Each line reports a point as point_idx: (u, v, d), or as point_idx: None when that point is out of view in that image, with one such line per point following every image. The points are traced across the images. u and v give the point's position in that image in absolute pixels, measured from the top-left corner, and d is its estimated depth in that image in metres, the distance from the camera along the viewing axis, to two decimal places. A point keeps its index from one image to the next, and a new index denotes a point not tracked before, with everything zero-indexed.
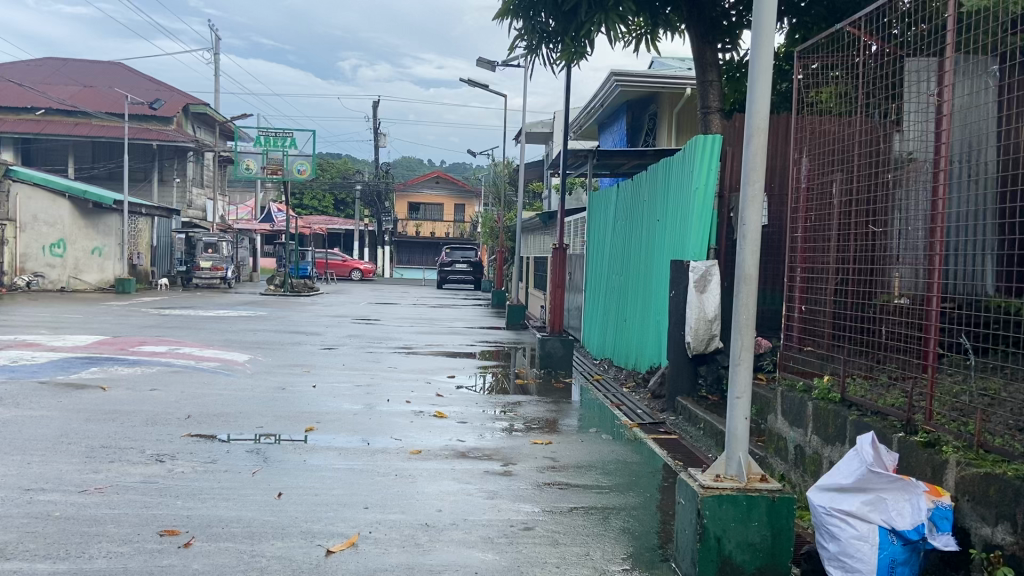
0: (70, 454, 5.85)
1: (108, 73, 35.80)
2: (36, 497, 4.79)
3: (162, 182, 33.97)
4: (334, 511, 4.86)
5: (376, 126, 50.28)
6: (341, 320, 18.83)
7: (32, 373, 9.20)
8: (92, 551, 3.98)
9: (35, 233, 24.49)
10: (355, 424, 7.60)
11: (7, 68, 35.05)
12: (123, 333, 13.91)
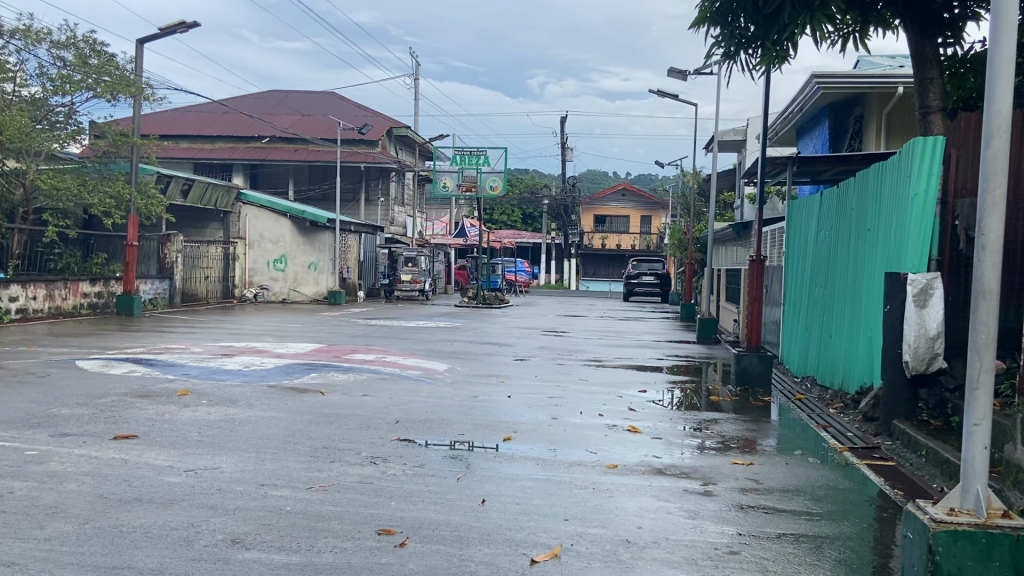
0: (298, 453, 6.41)
1: (321, 102, 39.01)
2: (270, 492, 5.29)
3: (368, 201, 36.47)
4: (535, 521, 4.95)
5: (564, 141, 50.98)
6: (532, 332, 19.24)
7: (262, 377, 10.16)
8: (320, 545, 4.31)
9: (261, 250, 27.17)
10: (551, 435, 7.71)
11: (239, 101, 39.16)
12: (336, 341, 15.04)
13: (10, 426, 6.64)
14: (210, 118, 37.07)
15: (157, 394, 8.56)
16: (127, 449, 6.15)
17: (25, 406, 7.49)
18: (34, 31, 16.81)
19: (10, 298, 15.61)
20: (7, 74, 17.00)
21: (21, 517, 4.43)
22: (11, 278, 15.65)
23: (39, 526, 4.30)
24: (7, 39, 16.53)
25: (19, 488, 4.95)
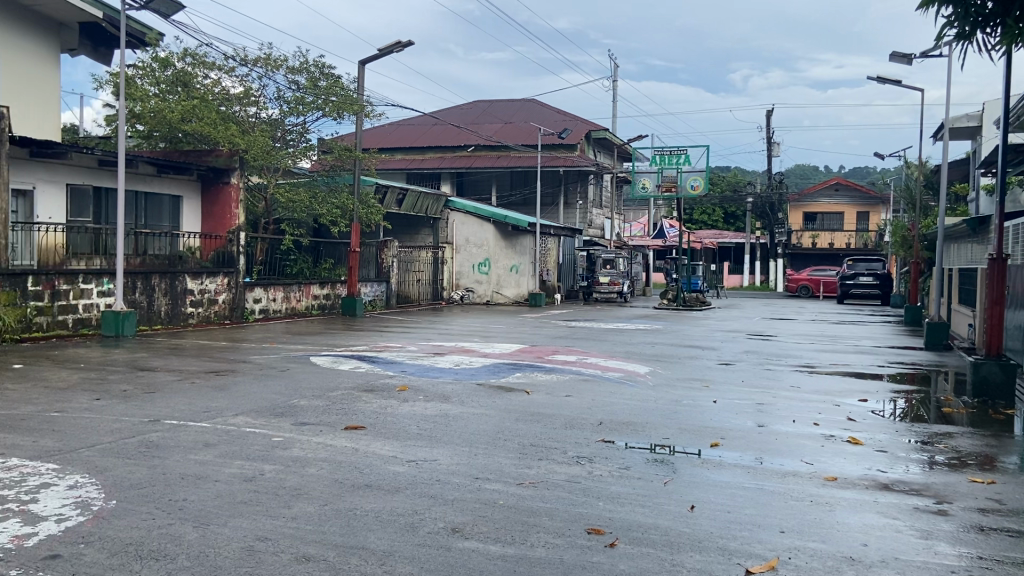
0: (507, 449, 6.66)
1: (523, 109, 40.09)
2: (484, 485, 5.54)
3: (567, 205, 37.01)
4: (748, 530, 4.80)
5: (771, 136, 48.71)
6: (736, 336, 18.59)
7: (471, 375, 10.66)
8: (534, 540, 4.46)
9: (467, 254, 28.27)
10: (761, 442, 7.43)
11: (447, 112, 41.25)
12: (539, 343, 15.42)
13: (259, 414, 7.45)
14: (421, 130, 39.35)
15: (379, 390, 9.24)
16: (357, 439, 6.71)
17: (270, 397, 8.37)
18: (272, 59, 18.72)
19: (254, 299, 17.48)
20: (251, 99, 19.03)
21: (272, 496, 4.97)
22: (255, 282, 17.53)
23: (286, 505, 4.80)
24: (251, 67, 18.53)
25: (268, 470, 5.55)
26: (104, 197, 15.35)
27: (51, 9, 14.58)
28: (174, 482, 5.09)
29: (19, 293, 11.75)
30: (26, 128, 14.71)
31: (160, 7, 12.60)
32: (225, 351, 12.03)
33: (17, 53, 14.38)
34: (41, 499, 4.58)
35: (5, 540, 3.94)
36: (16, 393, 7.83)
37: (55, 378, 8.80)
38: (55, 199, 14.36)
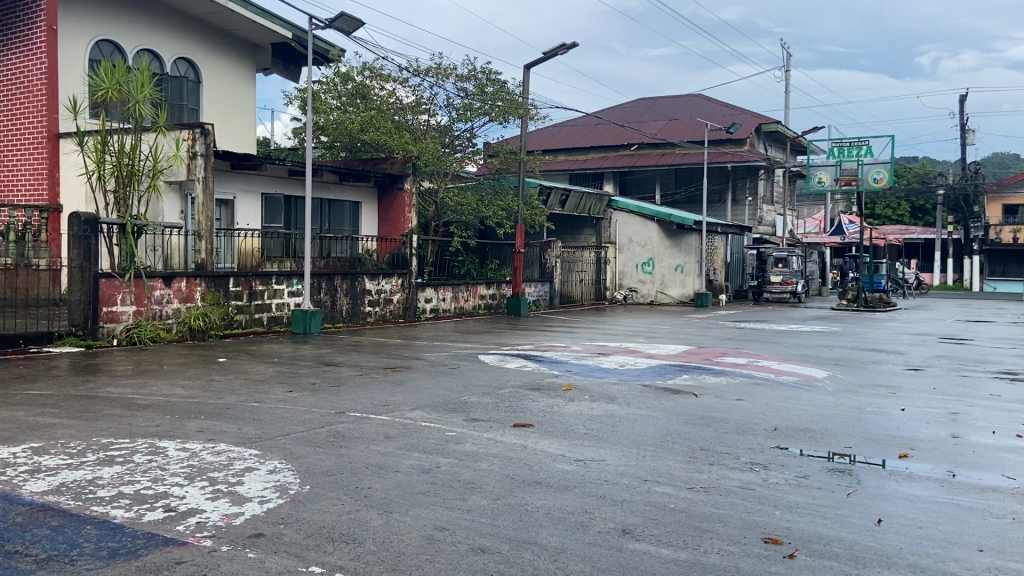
0: (677, 452, 6.55)
1: (689, 105, 39.20)
2: (654, 488, 5.49)
3: (735, 202, 35.81)
4: (942, 548, 4.45)
5: (964, 122, 44.63)
6: (926, 339, 17.20)
7: (638, 376, 10.58)
8: (706, 546, 4.37)
9: (630, 254, 28.06)
10: (955, 454, 6.85)
11: (610, 111, 41.09)
12: (707, 344, 15.00)
13: (434, 409, 7.78)
14: (584, 131, 39.48)
15: (546, 388, 9.38)
16: (526, 435, 6.85)
17: (443, 394, 8.71)
18: (443, 68, 19.45)
19: (426, 299, 18.24)
20: (422, 107, 19.84)
21: (448, 488, 5.17)
22: (426, 282, 18.30)
23: (462, 498, 4.98)
24: (423, 77, 19.33)
25: (443, 463, 5.79)
26: (293, 204, 16.65)
27: (248, 32, 15.93)
28: (359, 471, 5.42)
29: (222, 293, 12.93)
30: (227, 143, 16.14)
31: (344, 26, 13.44)
32: (401, 349, 12.63)
33: (220, 75, 15.86)
34: (245, 482, 5.02)
35: (218, 518, 4.35)
36: (221, 383, 8.62)
37: (254, 371, 9.62)
38: (253, 208, 15.68)
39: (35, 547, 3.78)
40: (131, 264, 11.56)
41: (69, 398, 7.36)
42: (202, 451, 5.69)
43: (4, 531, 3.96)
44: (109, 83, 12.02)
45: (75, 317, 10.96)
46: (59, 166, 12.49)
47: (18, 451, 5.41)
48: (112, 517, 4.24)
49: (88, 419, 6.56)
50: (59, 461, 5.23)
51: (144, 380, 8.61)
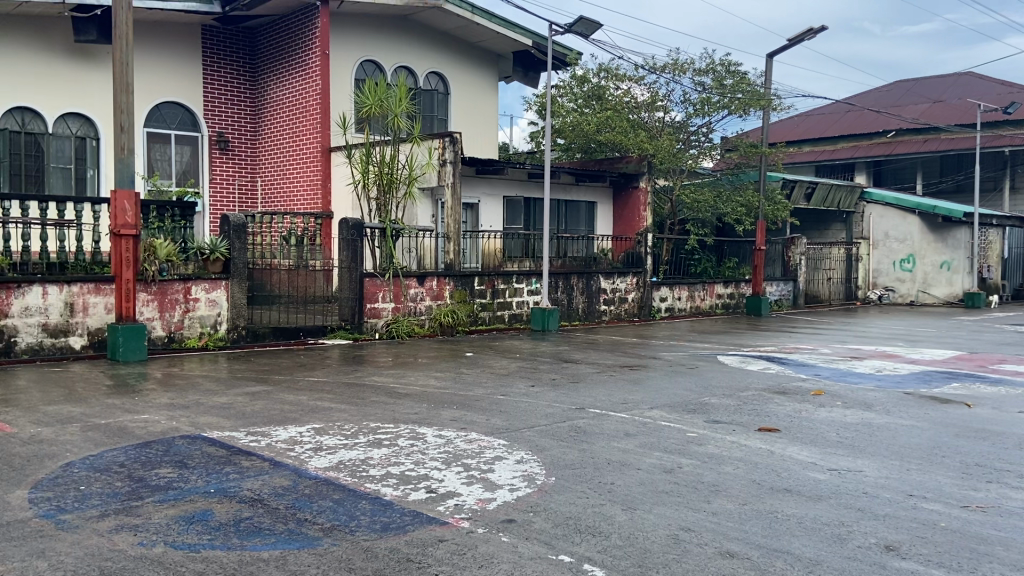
0: (947, 467, 5.93)
1: (956, 85, 35.30)
2: (920, 504, 5.02)
3: (1015, 189, 31.61)
4: None
5: None
6: None
7: (897, 383, 9.70)
8: (986, 571, 3.93)
9: (887, 250, 25.89)
10: None
11: (862, 97, 38.11)
12: (981, 349, 13.39)
13: (673, 409, 7.70)
14: (832, 119, 36.97)
15: (792, 392, 8.91)
16: (772, 441, 6.56)
17: (682, 394, 8.60)
18: (679, 63, 19.16)
19: (661, 298, 18.07)
20: (659, 104, 19.63)
21: (692, 489, 5.10)
22: (662, 281, 18.13)
23: (706, 500, 4.89)
24: (659, 74, 19.16)
25: (685, 464, 5.71)
26: (532, 206, 17.26)
27: (491, 43, 16.75)
28: (602, 466, 5.51)
29: (468, 291, 13.69)
30: (473, 150, 17.08)
31: (582, 29, 13.69)
32: (637, 347, 12.64)
33: (466, 87, 16.84)
34: (496, 470, 5.31)
35: (473, 501, 4.63)
36: (469, 376, 9.17)
37: (498, 365, 10.12)
38: (495, 210, 16.47)
39: (321, 516, 4.26)
40: (390, 265, 12.58)
41: (341, 386, 8.22)
42: (456, 439, 6.10)
43: (296, 500, 4.51)
44: (372, 100, 13.02)
45: (344, 313, 12.18)
46: (330, 178, 13.92)
47: (303, 430, 6.13)
48: (382, 494, 4.67)
49: (358, 404, 7.28)
50: (336, 441, 5.86)
51: (402, 371, 9.40)
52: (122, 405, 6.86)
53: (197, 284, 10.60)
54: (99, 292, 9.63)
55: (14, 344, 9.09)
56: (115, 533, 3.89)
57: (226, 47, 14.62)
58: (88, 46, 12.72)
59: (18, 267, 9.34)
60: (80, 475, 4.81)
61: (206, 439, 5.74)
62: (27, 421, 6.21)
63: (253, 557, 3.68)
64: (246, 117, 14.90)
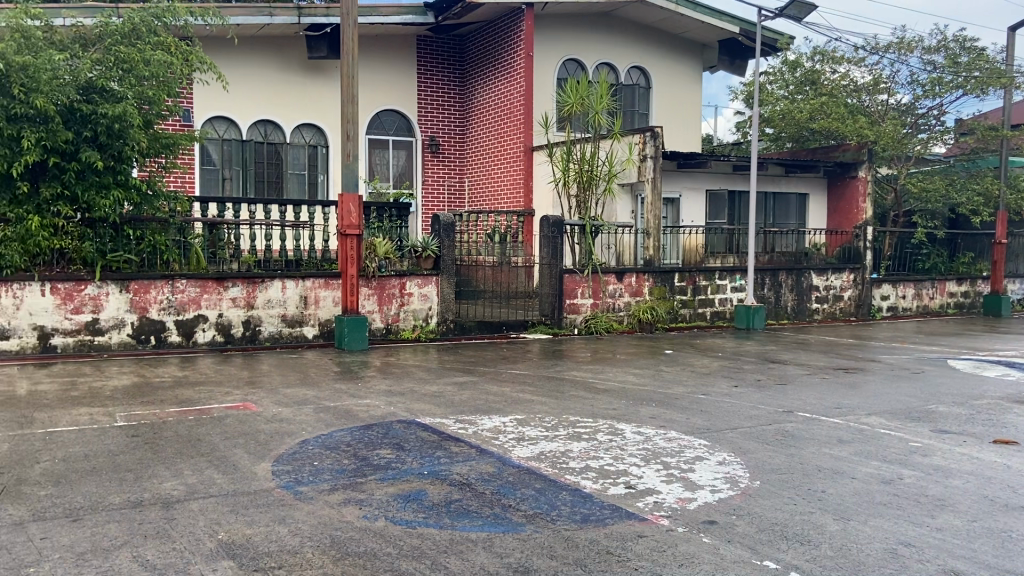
0: None
1: None
2: None
3: None
4: None
5: None
6: None
7: None
8: None
9: None
10: None
11: None
12: None
13: (893, 416, 7.16)
14: None
15: None
16: (1010, 455, 5.91)
17: (904, 400, 7.96)
18: (905, 41, 17.66)
19: (882, 297, 16.79)
20: (882, 86, 18.12)
21: (913, 502, 4.73)
22: (883, 278, 16.82)
23: (930, 514, 4.52)
24: (882, 54, 17.76)
25: (905, 475, 5.30)
26: (738, 198, 16.68)
27: (696, 33, 16.35)
28: (811, 473, 5.26)
29: (669, 288, 13.51)
30: (677, 145, 16.82)
31: (795, 12, 13.03)
32: (853, 348, 11.86)
33: (669, 80, 16.61)
34: (697, 470, 5.23)
35: (673, 500, 4.61)
36: (670, 373, 9.08)
37: (700, 364, 9.91)
38: (699, 205, 16.11)
39: (524, 503, 4.43)
40: (590, 261, 12.71)
41: (543, 379, 8.45)
42: (656, 436, 6.08)
43: (501, 486, 4.72)
44: (574, 98, 13.20)
45: (544, 308, 12.51)
46: (532, 177, 14.28)
47: (507, 421, 6.39)
48: (582, 486, 4.78)
49: (559, 398, 7.46)
50: (538, 432, 6.05)
51: (602, 366, 9.48)
52: (347, 390, 7.51)
53: (410, 280, 11.32)
54: (328, 287, 10.59)
55: (259, 332, 10.21)
56: (342, 506, 4.30)
57: (438, 55, 15.44)
58: (319, 61, 13.97)
59: (262, 264, 10.46)
60: (313, 452, 5.34)
61: (419, 425, 6.16)
62: (268, 401, 6.98)
63: (462, 538, 3.91)
64: (455, 121, 15.66)
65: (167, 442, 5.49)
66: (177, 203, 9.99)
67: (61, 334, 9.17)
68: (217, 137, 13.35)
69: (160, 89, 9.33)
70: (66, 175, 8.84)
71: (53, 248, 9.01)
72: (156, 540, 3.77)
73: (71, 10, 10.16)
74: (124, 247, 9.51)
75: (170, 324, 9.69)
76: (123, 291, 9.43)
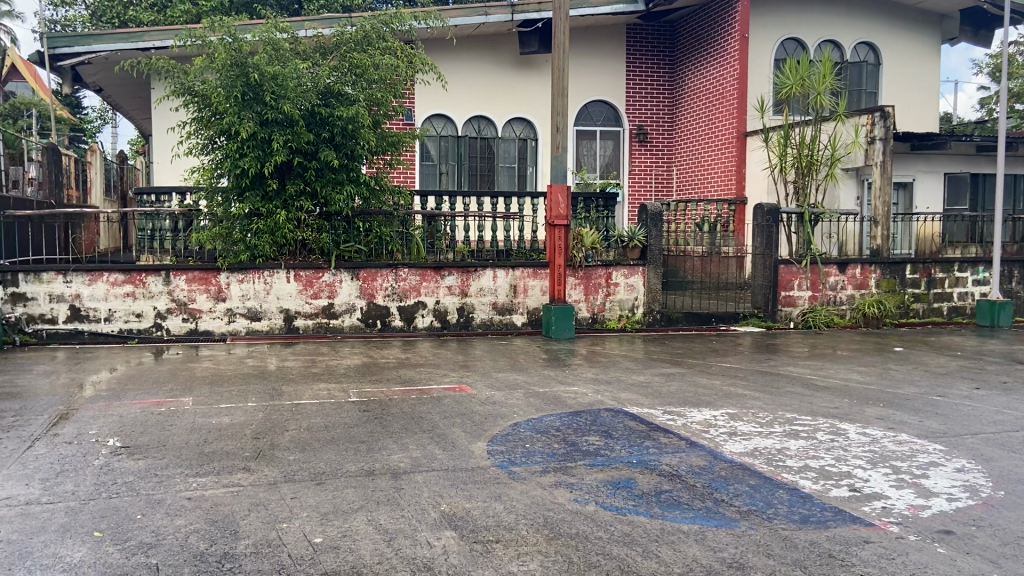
0: None
1: None
2: None
3: None
4: None
5: None
6: None
7: None
8: None
9: None
10: None
11: None
12: None
13: None
14: None
15: None
16: None
17: None
18: None
19: None
20: None
21: None
22: None
23: None
24: None
25: None
26: (982, 182, 15.04)
27: (933, 1, 14.90)
28: None
29: (898, 280, 12.47)
30: (909, 125, 15.48)
31: None
32: None
33: (902, 53, 15.28)
34: (932, 476, 4.81)
35: (903, 506, 4.28)
36: (898, 372, 8.40)
37: (934, 363, 9.08)
38: (935, 189, 14.73)
39: (737, 499, 4.32)
40: (808, 251, 12.04)
41: (756, 373, 8.15)
42: (883, 438, 5.67)
43: (713, 480, 4.63)
44: (793, 79, 12.50)
45: (757, 300, 11.98)
46: (745, 163, 13.69)
47: (718, 414, 6.24)
48: (801, 486, 4.57)
49: (773, 393, 7.16)
50: (752, 428, 5.85)
51: (821, 362, 8.97)
52: (556, 377, 7.70)
53: (617, 270, 11.34)
54: (537, 276, 10.86)
55: (472, 319, 10.72)
56: (554, 488, 4.43)
57: (648, 43, 15.27)
58: (530, 56, 14.33)
59: (475, 254, 10.96)
60: (526, 435, 5.54)
61: (628, 414, 6.18)
62: (482, 384, 7.32)
63: (674, 528, 3.89)
64: (664, 109, 15.43)
65: (394, 418, 5.94)
66: (400, 197, 10.60)
67: (303, 316, 10.19)
68: (436, 134, 14.12)
69: (387, 91, 10.02)
70: (308, 173, 9.75)
71: (296, 239, 9.98)
72: (386, 507, 4.10)
73: (312, 22, 11.15)
74: (355, 238, 10.33)
75: (393, 310, 10.44)
76: (354, 279, 10.27)
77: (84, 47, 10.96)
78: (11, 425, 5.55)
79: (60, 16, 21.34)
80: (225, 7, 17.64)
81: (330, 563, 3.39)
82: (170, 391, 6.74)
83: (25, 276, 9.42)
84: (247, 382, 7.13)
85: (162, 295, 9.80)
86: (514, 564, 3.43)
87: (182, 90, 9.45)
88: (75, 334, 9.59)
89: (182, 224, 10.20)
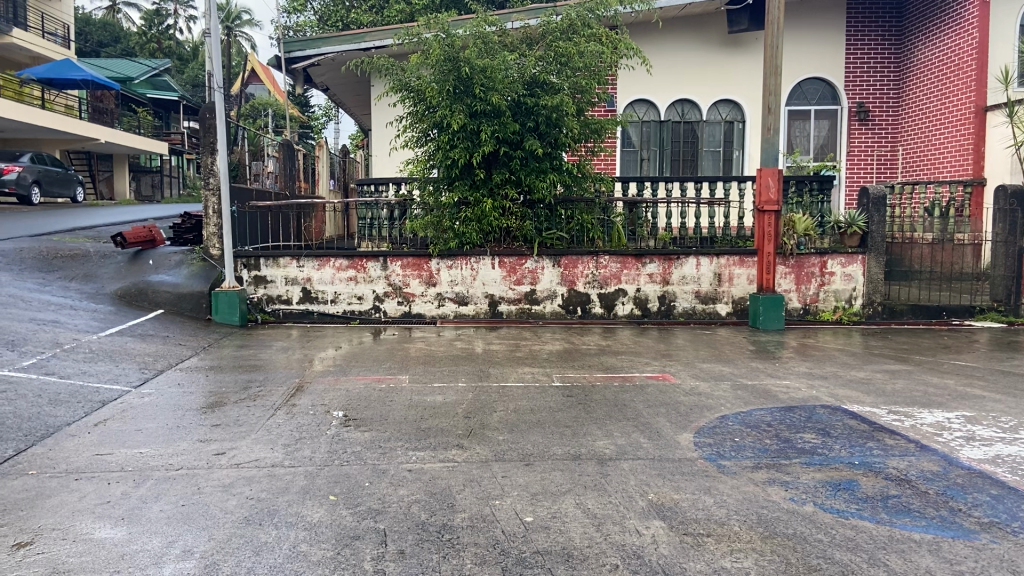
0: None
1: None
2: None
3: None
4: None
5: None
6: None
7: None
8: None
9: None
10: None
11: None
12: None
13: None
14: None
15: None
16: None
17: None
18: None
19: None
20: None
21: None
22: None
23: None
24: None
25: None
26: None
27: None
28: None
29: None
30: None
31: None
32: None
33: None
34: None
35: None
36: None
37: None
38: None
39: (977, 510, 3.91)
40: None
41: (997, 373, 7.34)
42: None
43: (948, 488, 4.22)
44: None
45: (997, 292, 10.75)
46: (985, 141, 12.30)
47: (952, 417, 5.68)
48: None
49: (1019, 396, 6.41)
50: (993, 433, 5.27)
51: None
52: (765, 370, 7.38)
53: (832, 258, 10.64)
54: (743, 265, 10.45)
55: (674, 308, 10.53)
56: (767, 485, 4.24)
57: (871, 15, 14.08)
58: (739, 35, 13.78)
59: (677, 242, 10.76)
60: (735, 428, 5.35)
61: (847, 412, 5.78)
62: (686, 374, 7.17)
63: (904, 536, 3.59)
64: (888, 83, 14.19)
65: (598, 404, 5.96)
66: (603, 183, 10.55)
67: (506, 302, 10.53)
68: (638, 120, 13.95)
69: (592, 78, 10.03)
70: (513, 161, 9.97)
71: (501, 227, 10.26)
72: (594, 491, 4.13)
73: (520, 13, 11.39)
74: (557, 226, 10.47)
75: (594, 297, 10.50)
76: (556, 266, 10.44)
77: (314, 50, 11.93)
78: (257, 394, 6.20)
79: (292, 22, 23.32)
80: (436, 4, 18.48)
81: (541, 543, 3.47)
82: (389, 369, 7.23)
83: (265, 261, 10.44)
84: (457, 363, 7.47)
85: (380, 280, 10.50)
86: (728, 560, 3.33)
87: (400, 86, 10.02)
88: (305, 314, 10.51)
89: (397, 213, 10.80)
